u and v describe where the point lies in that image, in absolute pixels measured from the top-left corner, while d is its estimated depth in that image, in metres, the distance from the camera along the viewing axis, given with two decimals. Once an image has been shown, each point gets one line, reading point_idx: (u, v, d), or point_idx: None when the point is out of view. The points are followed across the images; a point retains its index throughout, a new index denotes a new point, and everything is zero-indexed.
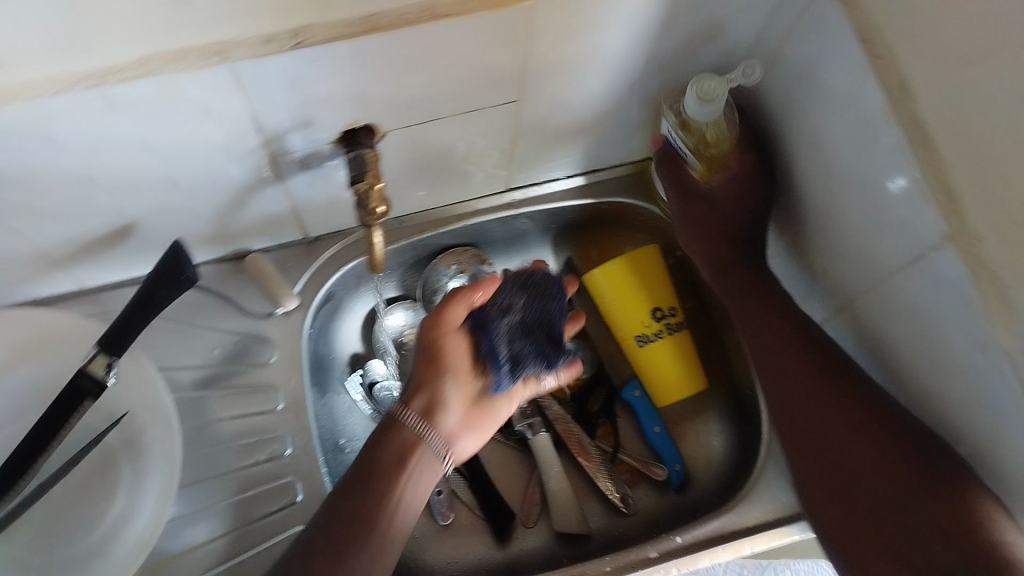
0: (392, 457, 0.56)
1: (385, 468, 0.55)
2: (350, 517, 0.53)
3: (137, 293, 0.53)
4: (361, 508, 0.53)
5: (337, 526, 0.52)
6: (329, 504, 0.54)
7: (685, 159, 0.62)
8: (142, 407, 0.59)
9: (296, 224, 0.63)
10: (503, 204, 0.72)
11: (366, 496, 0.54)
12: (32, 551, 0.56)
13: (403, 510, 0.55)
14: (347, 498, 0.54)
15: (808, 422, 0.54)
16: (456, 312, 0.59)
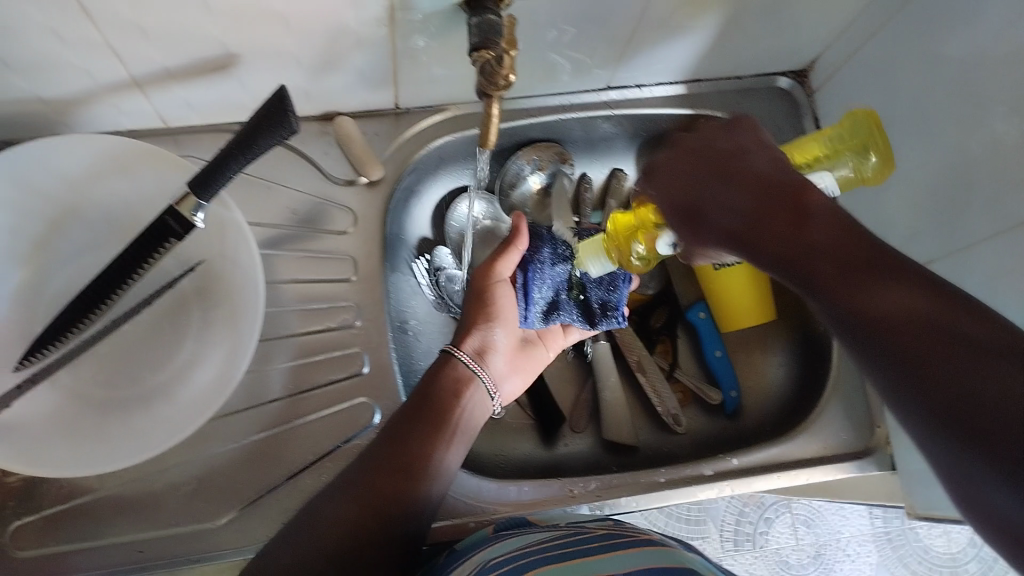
0: (445, 392, 0.55)
1: (443, 393, 0.55)
2: (402, 451, 0.51)
3: (235, 137, 0.49)
4: (417, 425, 0.53)
5: (392, 441, 0.52)
6: (381, 436, 0.52)
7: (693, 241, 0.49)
8: (216, 258, 0.58)
9: (392, 92, 0.61)
10: (597, 103, 0.69)
11: (424, 421, 0.53)
12: (94, 385, 0.55)
13: (460, 441, 0.54)
14: (407, 417, 0.53)
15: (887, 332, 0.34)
16: (507, 259, 0.59)
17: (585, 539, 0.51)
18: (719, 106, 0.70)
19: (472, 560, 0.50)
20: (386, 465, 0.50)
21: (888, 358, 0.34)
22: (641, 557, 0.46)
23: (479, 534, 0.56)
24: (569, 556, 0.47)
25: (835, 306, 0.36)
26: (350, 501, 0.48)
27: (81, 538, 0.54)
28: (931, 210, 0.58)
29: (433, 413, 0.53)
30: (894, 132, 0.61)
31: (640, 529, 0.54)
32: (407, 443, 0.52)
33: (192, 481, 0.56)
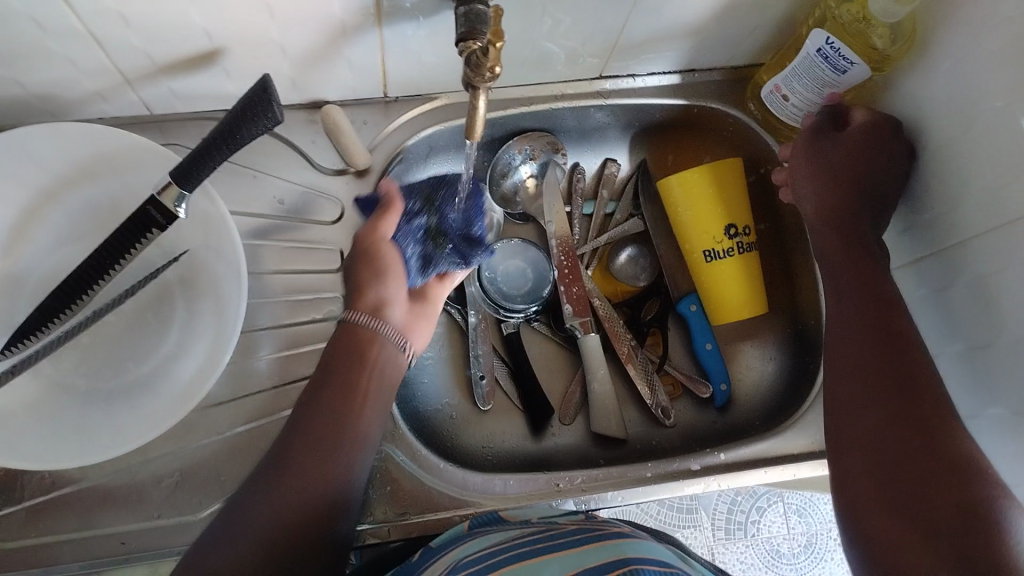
0: (343, 385, 0.52)
1: (334, 398, 0.52)
2: (292, 472, 0.48)
3: (219, 126, 0.48)
4: (316, 431, 0.50)
5: (289, 451, 0.49)
6: (272, 454, 0.50)
7: (848, 74, 0.57)
8: (201, 248, 0.57)
9: (382, 80, 0.60)
10: (591, 92, 0.67)
11: (312, 431, 0.50)
12: (78, 375, 0.55)
13: (356, 446, 0.51)
14: (300, 423, 0.51)
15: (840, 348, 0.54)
16: (387, 221, 0.58)
17: (554, 533, 0.51)
18: (714, 96, 0.69)
19: (443, 561, 0.51)
20: (280, 477, 0.48)
21: (888, 384, 0.50)
22: (597, 553, 0.46)
23: (453, 530, 0.57)
24: (534, 554, 0.47)
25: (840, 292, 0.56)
26: (254, 517, 0.46)
27: (64, 529, 0.54)
28: (922, 207, 0.58)
29: (319, 424, 0.51)
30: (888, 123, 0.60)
31: (610, 522, 0.54)
32: (301, 452, 0.49)
33: (177, 473, 0.56)
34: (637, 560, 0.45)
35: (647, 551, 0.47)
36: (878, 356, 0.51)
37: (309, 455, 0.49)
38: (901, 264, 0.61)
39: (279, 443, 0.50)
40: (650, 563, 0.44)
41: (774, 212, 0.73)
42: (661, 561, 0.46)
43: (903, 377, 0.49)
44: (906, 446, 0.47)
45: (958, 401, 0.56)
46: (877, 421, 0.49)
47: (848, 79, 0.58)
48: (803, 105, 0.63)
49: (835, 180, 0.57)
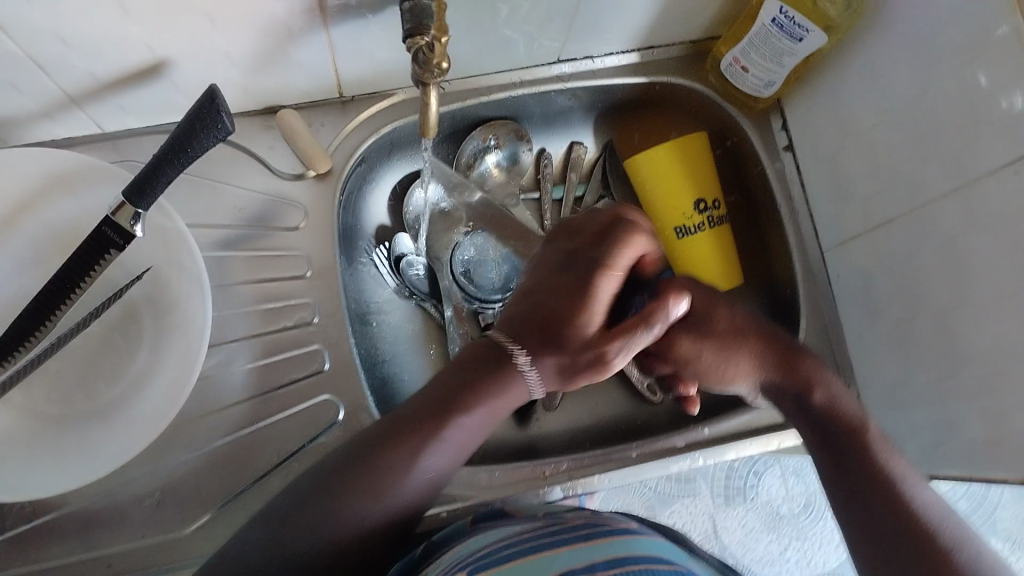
0: (417, 419, 0.49)
1: (405, 428, 0.49)
2: (344, 487, 0.47)
3: (170, 139, 0.47)
4: (390, 443, 0.48)
5: (354, 465, 0.48)
6: (337, 464, 0.48)
7: (803, 40, 0.56)
8: (165, 264, 0.56)
9: (336, 80, 0.59)
10: (551, 77, 0.67)
11: (376, 459, 0.48)
12: (50, 403, 0.54)
13: (412, 474, 0.49)
14: (380, 435, 0.49)
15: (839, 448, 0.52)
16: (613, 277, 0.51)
17: (561, 527, 0.50)
18: (675, 72, 0.69)
19: (440, 562, 0.51)
20: (369, 470, 0.47)
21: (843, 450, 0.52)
22: (610, 549, 0.46)
23: (457, 524, 0.57)
24: (544, 546, 0.47)
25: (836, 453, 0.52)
26: (318, 530, 0.46)
27: (51, 556, 0.54)
28: (887, 169, 0.57)
29: (382, 453, 0.48)
30: (846, 89, 0.60)
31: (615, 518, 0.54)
32: (372, 466, 0.47)
33: (158, 491, 0.56)
34: (642, 560, 0.45)
35: (650, 549, 0.47)
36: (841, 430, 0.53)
37: (383, 470, 0.47)
38: (867, 228, 0.60)
39: (364, 438, 0.49)
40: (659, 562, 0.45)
41: (743, 184, 0.72)
42: (661, 559, 0.46)
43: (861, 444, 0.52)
44: (883, 450, 0.51)
45: (931, 364, 0.56)
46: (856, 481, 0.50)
47: (804, 46, 0.57)
48: (763, 75, 0.62)
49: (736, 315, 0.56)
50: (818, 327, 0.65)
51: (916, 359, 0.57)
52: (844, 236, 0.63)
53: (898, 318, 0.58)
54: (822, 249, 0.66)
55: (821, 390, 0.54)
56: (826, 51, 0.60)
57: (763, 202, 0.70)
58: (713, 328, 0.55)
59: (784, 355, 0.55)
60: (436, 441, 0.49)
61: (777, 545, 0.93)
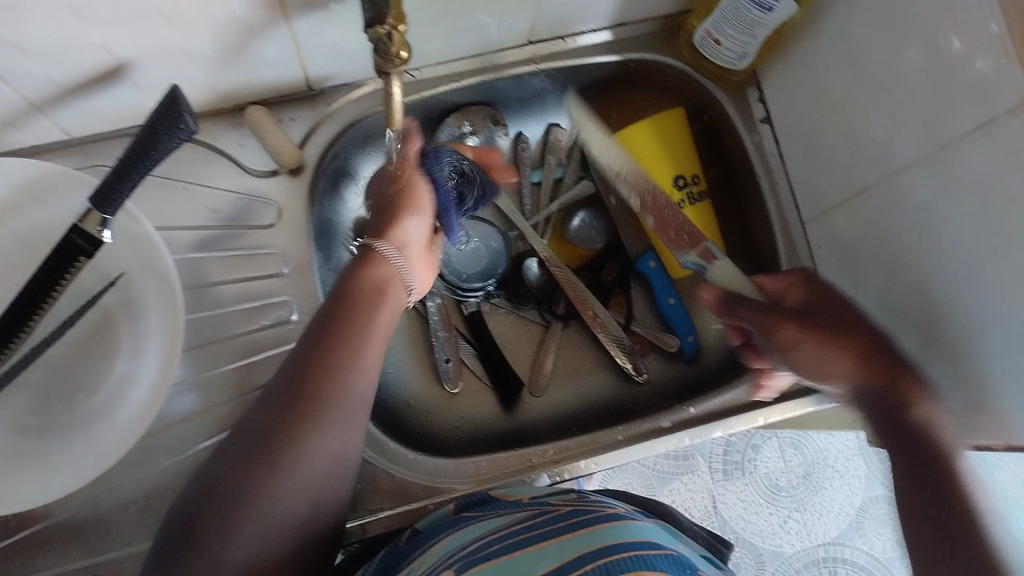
0: (306, 394, 0.45)
1: (297, 403, 0.45)
2: (234, 478, 0.43)
3: (132, 145, 0.46)
4: (292, 419, 0.44)
5: (265, 442, 0.44)
6: (223, 453, 0.44)
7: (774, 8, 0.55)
8: (138, 269, 0.55)
9: (302, 72, 0.58)
10: (522, 58, 0.66)
11: (269, 441, 0.44)
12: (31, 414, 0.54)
13: (315, 463, 0.45)
14: (290, 403, 0.45)
15: (922, 469, 0.46)
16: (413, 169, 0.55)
17: (545, 519, 0.49)
18: (650, 48, 0.67)
19: (421, 561, 0.49)
20: (265, 459, 0.43)
21: (921, 468, 0.46)
22: (596, 535, 0.45)
23: (440, 513, 0.56)
24: (531, 540, 0.46)
25: (912, 469, 0.46)
26: (225, 530, 0.41)
27: (40, 567, 0.54)
28: (863, 138, 0.56)
29: (274, 437, 0.44)
30: (819, 57, 0.59)
31: (603, 503, 0.53)
32: (283, 442, 0.44)
33: (146, 498, 0.55)
34: (628, 543, 0.43)
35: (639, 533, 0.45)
36: (918, 453, 0.46)
37: (289, 447, 0.44)
38: (848, 198, 0.59)
39: (253, 421, 0.45)
40: (642, 543, 0.43)
41: (723, 159, 0.71)
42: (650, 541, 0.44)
43: (943, 467, 0.45)
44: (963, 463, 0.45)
45: (914, 333, 0.55)
46: (922, 500, 0.44)
47: (775, 17, 0.56)
48: (736, 47, 0.61)
49: (850, 318, 0.51)
50: None
51: (901, 330, 0.56)
52: (823, 207, 0.62)
53: (880, 289, 0.58)
54: (804, 222, 0.65)
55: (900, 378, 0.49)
56: (797, 20, 0.59)
57: (744, 177, 0.69)
58: (820, 321, 0.51)
59: (869, 350, 0.50)
60: (339, 409, 0.46)
61: (778, 517, 0.93)
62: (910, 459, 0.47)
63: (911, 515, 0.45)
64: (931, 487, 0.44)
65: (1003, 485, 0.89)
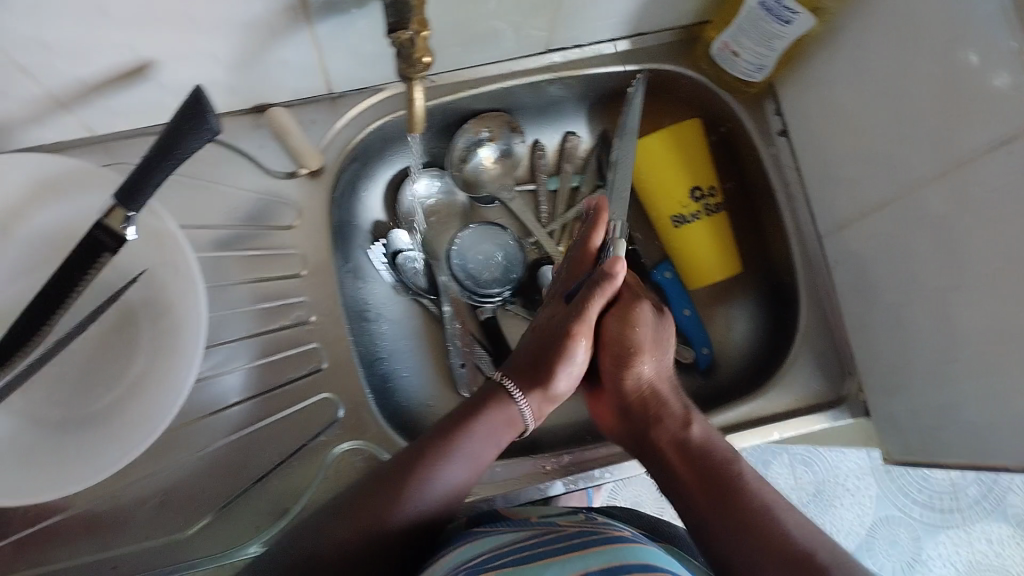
0: (446, 432, 0.52)
1: (438, 437, 0.52)
2: (376, 486, 0.50)
3: (159, 139, 0.47)
4: (433, 446, 0.51)
5: (392, 476, 0.50)
6: (372, 473, 0.51)
7: (792, 21, 0.56)
8: (158, 266, 0.56)
9: (324, 76, 0.59)
10: (540, 67, 0.66)
11: (411, 460, 0.51)
12: (50, 406, 0.54)
13: (438, 488, 0.51)
14: (413, 451, 0.51)
15: (712, 472, 0.52)
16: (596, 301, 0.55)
17: (551, 538, 0.49)
18: (667, 59, 0.68)
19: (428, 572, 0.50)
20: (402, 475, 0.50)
21: (706, 480, 0.52)
22: (597, 556, 0.44)
23: (454, 524, 0.57)
24: (534, 558, 0.46)
25: (699, 483, 0.52)
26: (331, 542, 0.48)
27: (55, 559, 0.54)
28: (880, 151, 0.56)
29: (416, 460, 0.51)
30: (836, 70, 0.59)
31: (611, 525, 0.53)
32: (401, 481, 0.50)
33: (162, 492, 0.56)
34: (631, 567, 0.42)
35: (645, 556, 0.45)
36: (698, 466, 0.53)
37: (404, 489, 0.49)
38: (864, 211, 0.60)
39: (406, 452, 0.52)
40: (645, 567, 0.43)
41: (739, 170, 0.72)
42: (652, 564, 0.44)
43: (728, 474, 0.52)
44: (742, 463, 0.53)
45: (928, 346, 0.55)
46: (710, 509, 0.50)
47: (792, 29, 0.57)
48: (754, 59, 0.62)
49: (666, 343, 0.59)
50: (818, 314, 0.65)
51: (915, 343, 0.56)
52: (839, 220, 0.63)
53: (895, 302, 0.58)
54: (819, 234, 0.66)
55: (659, 419, 0.56)
56: (815, 33, 0.60)
57: (760, 188, 0.70)
58: (663, 336, 0.58)
59: (642, 395, 0.57)
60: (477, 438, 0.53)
61: None
62: (694, 471, 0.53)
63: (705, 527, 0.50)
64: (740, 521, 0.48)
65: (1015, 510, 0.93)
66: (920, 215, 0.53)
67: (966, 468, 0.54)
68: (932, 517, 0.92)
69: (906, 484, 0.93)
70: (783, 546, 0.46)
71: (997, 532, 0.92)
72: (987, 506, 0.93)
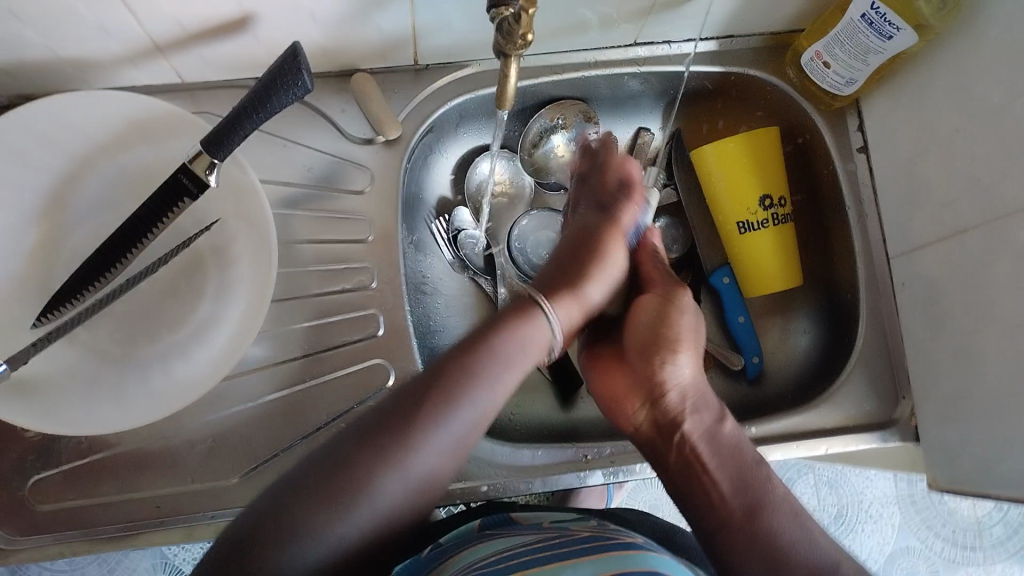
0: (425, 401, 0.44)
1: (417, 404, 0.44)
2: (331, 469, 0.42)
3: (248, 96, 0.48)
4: (403, 418, 0.44)
5: (350, 455, 0.43)
6: (329, 442, 0.44)
7: (893, 36, 0.55)
8: (233, 216, 0.57)
9: (412, 47, 0.59)
10: (624, 60, 0.66)
11: (375, 435, 0.43)
12: (114, 342, 0.55)
13: (426, 451, 0.44)
14: (388, 419, 0.44)
15: (733, 507, 0.49)
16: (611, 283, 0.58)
17: (560, 541, 0.49)
18: (752, 63, 0.67)
19: (444, 568, 0.51)
20: (361, 457, 0.43)
21: (725, 517, 0.49)
22: (603, 564, 0.44)
23: (465, 528, 0.57)
24: (542, 560, 0.46)
25: (723, 525, 0.49)
26: (274, 559, 0.40)
27: (103, 491, 0.56)
28: (967, 178, 0.55)
29: (385, 431, 0.43)
30: (931, 92, 0.58)
31: (622, 531, 0.53)
32: (363, 465, 0.42)
33: (211, 438, 0.57)
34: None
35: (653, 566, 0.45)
36: (723, 497, 0.50)
37: (364, 474, 0.42)
38: (941, 237, 0.59)
39: (372, 418, 0.44)
40: None
41: (810, 183, 0.71)
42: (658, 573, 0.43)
43: (748, 513, 0.49)
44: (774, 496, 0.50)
45: (996, 379, 0.54)
46: (749, 553, 0.48)
47: (892, 45, 0.56)
48: (845, 72, 0.61)
49: (677, 334, 0.52)
50: (879, 335, 0.65)
51: (981, 374, 0.55)
52: (913, 244, 0.62)
53: (964, 332, 0.57)
54: (889, 256, 0.65)
55: (687, 433, 0.51)
56: (912, 52, 0.59)
57: (831, 203, 0.69)
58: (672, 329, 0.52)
59: (681, 405, 0.52)
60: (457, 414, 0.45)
61: None
62: (719, 503, 0.50)
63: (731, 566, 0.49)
64: (771, 563, 0.47)
65: None
66: (1005, 246, 0.52)
67: (1020, 503, 0.53)
68: (953, 553, 0.91)
69: (930, 517, 0.91)
70: None
71: None
72: (1011, 545, 0.92)
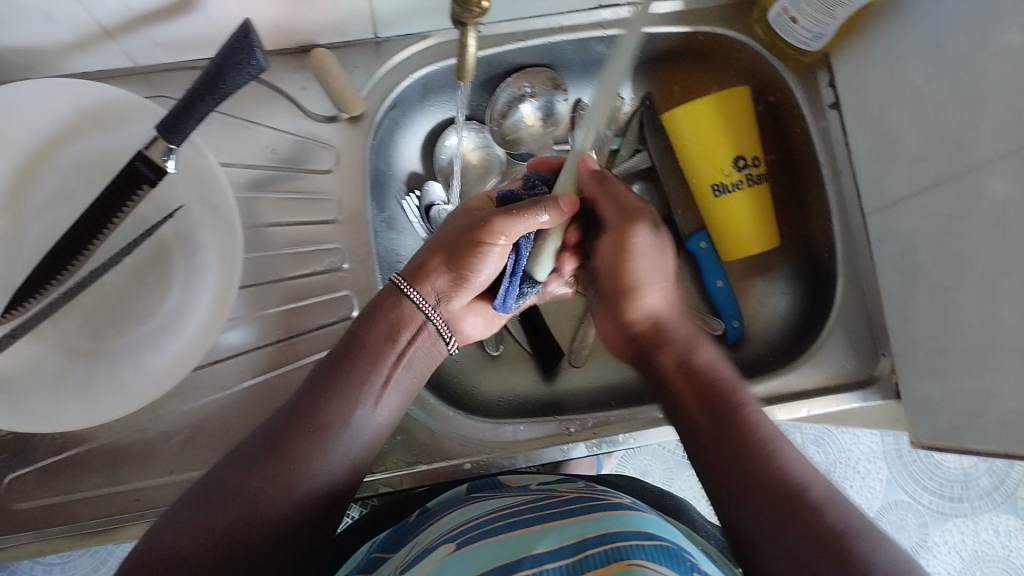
0: (315, 402, 0.48)
1: (305, 407, 0.48)
2: (239, 475, 0.45)
3: (201, 76, 0.46)
4: (299, 416, 0.47)
5: (264, 452, 0.46)
6: (231, 454, 0.47)
7: None
8: (197, 203, 0.56)
9: (370, 18, 0.58)
10: (589, 24, 0.64)
11: (273, 437, 0.47)
12: (81, 336, 0.54)
13: (331, 444, 0.47)
14: (281, 425, 0.47)
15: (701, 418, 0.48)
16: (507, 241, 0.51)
17: (547, 504, 0.49)
18: (720, 21, 0.66)
19: (424, 535, 0.50)
20: (271, 455, 0.46)
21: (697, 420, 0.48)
22: (591, 525, 0.43)
23: (451, 493, 0.57)
24: (529, 523, 0.45)
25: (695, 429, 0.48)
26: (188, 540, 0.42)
27: (79, 489, 0.55)
28: (938, 128, 0.55)
29: (288, 432, 0.47)
30: (900, 42, 0.57)
31: (610, 492, 0.52)
32: (271, 458, 0.46)
33: (187, 429, 0.56)
34: (630, 533, 0.41)
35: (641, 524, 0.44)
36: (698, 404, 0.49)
37: (278, 465, 0.45)
38: (915, 190, 0.58)
39: (267, 428, 0.48)
40: (644, 535, 0.42)
41: (783, 141, 0.70)
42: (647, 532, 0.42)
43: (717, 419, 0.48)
44: (758, 410, 0.48)
45: (973, 331, 0.54)
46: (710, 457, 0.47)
47: None
48: (813, 27, 0.60)
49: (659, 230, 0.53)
50: (857, 292, 0.64)
51: (959, 327, 0.55)
52: (888, 198, 0.61)
53: (940, 284, 0.57)
54: (863, 213, 0.64)
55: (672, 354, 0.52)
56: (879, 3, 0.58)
57: (805, 161, 0.68)
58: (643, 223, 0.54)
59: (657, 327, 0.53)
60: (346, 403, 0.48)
61: None
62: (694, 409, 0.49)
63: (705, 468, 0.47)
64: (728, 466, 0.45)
65: None
66: (977, 196, 0.52)
67: (998, 455, 0.53)
68: (941, 505, 0.91)
69: (915, 469, 0.92)
70: (784, 499, 0.43)
71: (1007, 526, 0.91)
72: (999, 496, 0.91)
